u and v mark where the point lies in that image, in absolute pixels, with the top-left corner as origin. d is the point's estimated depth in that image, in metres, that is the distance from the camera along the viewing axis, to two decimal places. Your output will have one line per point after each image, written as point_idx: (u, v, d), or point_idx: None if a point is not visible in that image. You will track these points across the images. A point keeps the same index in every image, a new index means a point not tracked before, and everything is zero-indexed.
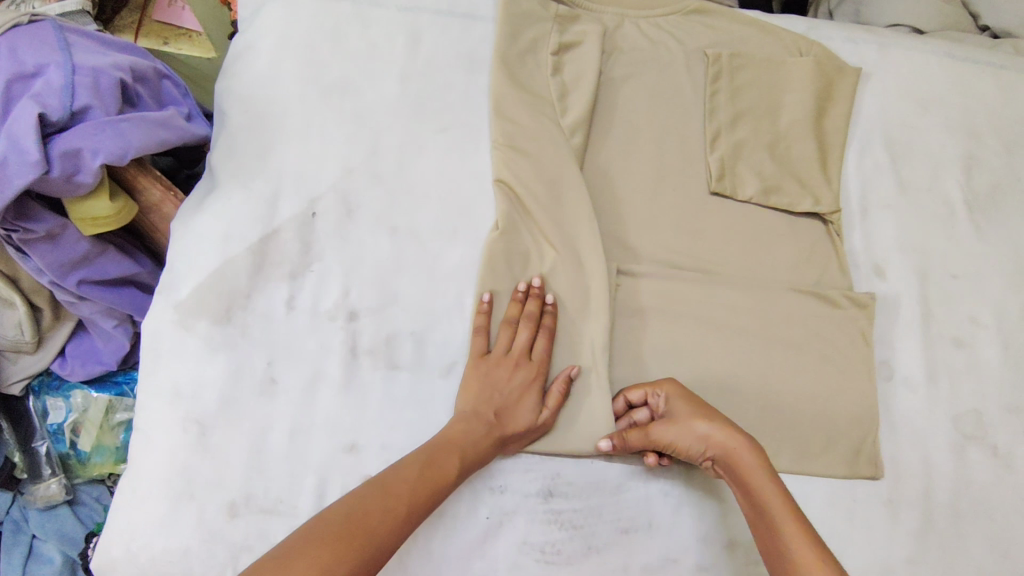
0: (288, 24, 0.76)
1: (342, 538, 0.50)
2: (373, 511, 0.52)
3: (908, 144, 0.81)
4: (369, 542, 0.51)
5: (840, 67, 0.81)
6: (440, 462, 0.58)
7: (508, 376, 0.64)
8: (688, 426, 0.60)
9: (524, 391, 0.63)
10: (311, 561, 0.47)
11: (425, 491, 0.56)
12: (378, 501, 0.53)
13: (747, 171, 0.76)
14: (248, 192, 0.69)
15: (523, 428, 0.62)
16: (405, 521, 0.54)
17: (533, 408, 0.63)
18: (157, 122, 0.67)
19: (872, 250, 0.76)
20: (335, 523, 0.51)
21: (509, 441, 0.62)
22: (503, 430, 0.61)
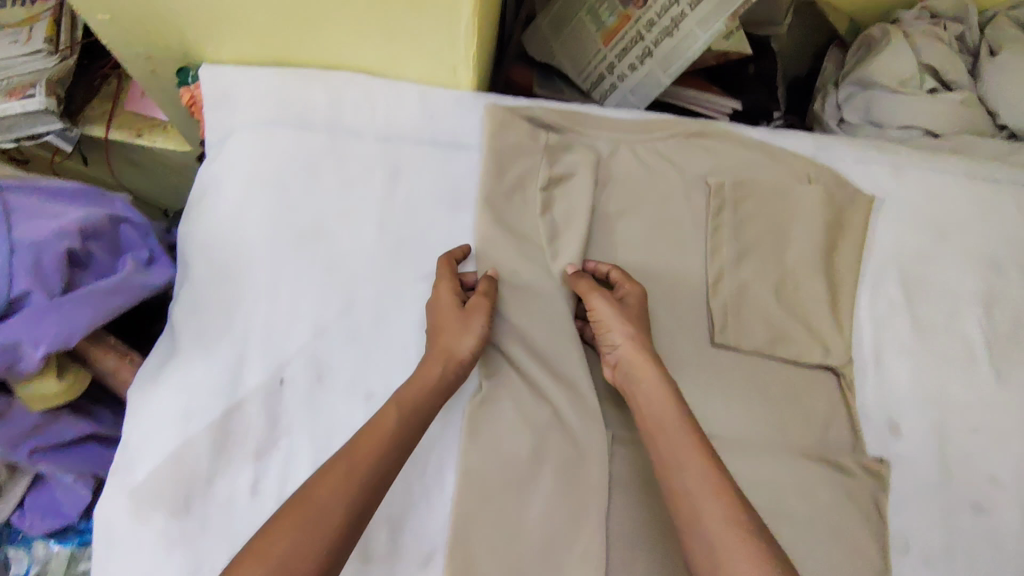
0: (255, 159, 0.71)
1: (283, 521, 0.49)
2: (313, 489, 0.51)
3: (925, 278, 0.76)
4: (307, 525, 0.49)
5: (851, 196, 0.76)
6: (370, 442, 0.55)
7: (432, 313, 0.63)
8: (626, 335, 0.63)
9: (449, 320, 0.62)
10: (256, 557, 0.47)
11: (366, 449, 0.54)
12: (319, 481, 0.52)
13: (751, 318, 0.71)
14: (211, 361, 0.64)
15: (444, 359, 0.60)
16: (345, 494, 0.51)
17: (450, 295, 0.64)
18: (110, 290, 0.62)
19: (883, 404, 0.71)
20: (279, 515, 0.50)
21: (444, 331, 0.61)
22: (422, 380, 0.59)
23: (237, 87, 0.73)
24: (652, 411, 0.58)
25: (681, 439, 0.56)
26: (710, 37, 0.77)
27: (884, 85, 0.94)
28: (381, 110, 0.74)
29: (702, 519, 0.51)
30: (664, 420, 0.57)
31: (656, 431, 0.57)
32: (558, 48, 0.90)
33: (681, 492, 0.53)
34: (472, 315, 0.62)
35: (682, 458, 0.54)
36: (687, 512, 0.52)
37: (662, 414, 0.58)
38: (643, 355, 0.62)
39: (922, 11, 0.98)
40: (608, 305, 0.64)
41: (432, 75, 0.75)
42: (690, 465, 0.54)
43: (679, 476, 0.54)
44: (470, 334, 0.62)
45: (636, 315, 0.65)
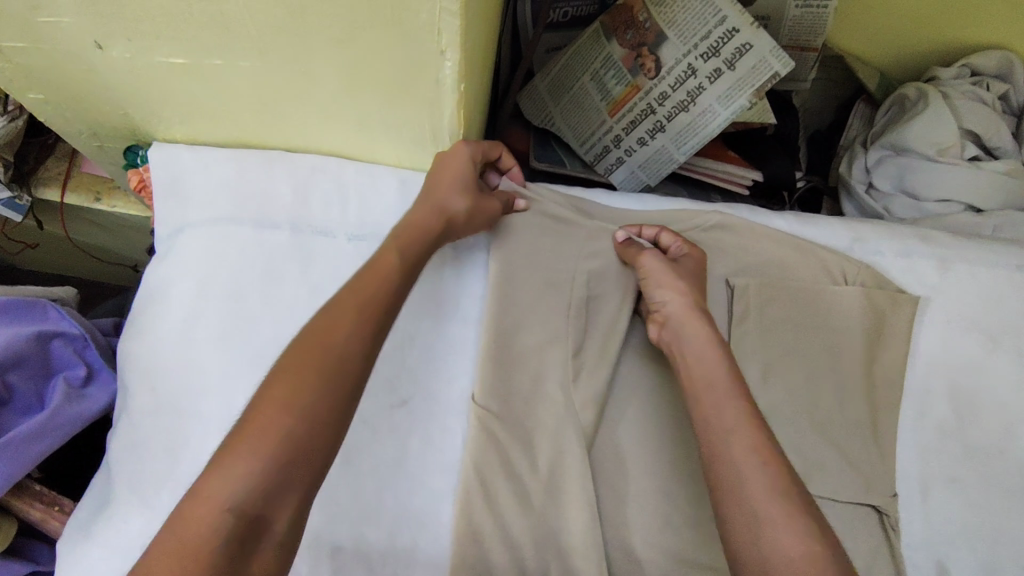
0: (209, 264, 0.62)
1: (295, 362, 0.45)
2: (323, 326, 0.47)
3: (975, 392, 0.66)
4: (326, 364, 0.45)
5: (893, 298, 0.66)
6: (370, 285, 0.51)
7: (458, 161, 0.58)
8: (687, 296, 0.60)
9: (460, 177, 0.58)
10: (271, 403, 0.43)
11: (371, 284, 0.51)
12: (324, 317, 0.48)
13: (781, 446, 0.61)
14: (149, 511, 0.55)
15: (437, 210, 0.57)
16: (365, 336, 0.48)
17: (472, 160, 0.60)
18: (32, 437, 0.54)
19: (932, 545, 0.62)
20: (288, 354, 0.46)
21: (453, 197, 0.58)
22: (418, 226, 0.56)
23: (193, 177, 0.65)
24: (697, 367, 0.55)
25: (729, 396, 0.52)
26: (732, 114, 0.69)
27: (918, 153, 0.85)
28: (356, 202, 0.64)
29: (745, 481, 0.46)
30: (706, 374, 0.54)
31: (696, 390, 0.53)
32: (558, 114, 0.80)
33: (725, 445, 0.48)
34: (487, 200, 0.61)
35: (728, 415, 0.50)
36: (730, 472, 0.47)
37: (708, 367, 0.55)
38: (699, 320, 0.58)
39: (961, 69, 0.88)
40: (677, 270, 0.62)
41: (414, 160, 0.65)
42: (737, 424, 0.49)
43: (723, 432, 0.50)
44: (476, 212, 0.59)
45: (688, 274, 0.62)
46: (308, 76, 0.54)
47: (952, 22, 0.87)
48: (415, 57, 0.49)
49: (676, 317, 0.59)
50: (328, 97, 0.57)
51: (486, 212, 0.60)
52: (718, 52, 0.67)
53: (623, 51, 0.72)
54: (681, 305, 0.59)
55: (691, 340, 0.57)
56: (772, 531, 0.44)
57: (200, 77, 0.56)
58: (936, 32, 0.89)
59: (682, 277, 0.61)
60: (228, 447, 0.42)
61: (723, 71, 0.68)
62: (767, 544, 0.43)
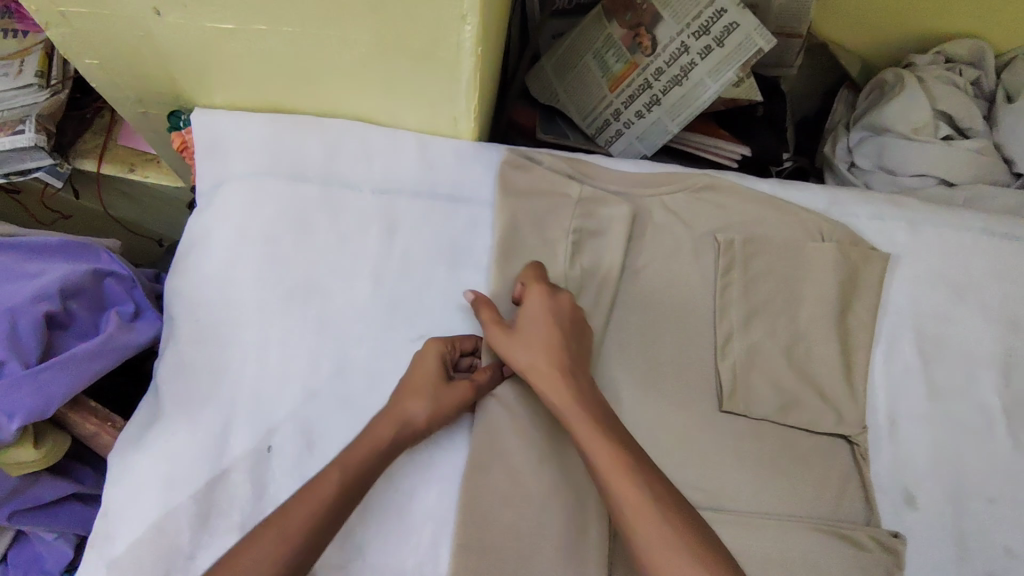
0: (247, 213, 0.68)
1: (271, 524, 0.51)
2: (312, 493, 0.53)
3: (940, 340, 0.73)
4: (266, 559, 0.49)
5: (866, 254, 0.73)
6: (361, 453, 0.56)
7: (427, 366, 0.62)
8: (541, 350, 0.61)
9: (427, 380, 0.61)
10: (242, 560, 0.49)
11: (362, 452, 0.56)
12: (318, 486, 0.54)
13: (762, 381, 0.68)
14: (194, 427, 0.61)
15: (395, 423, 0.58)
16: (343, 495, 0.54)
17: (434, 360, 0.62)
18: (90, 353, 0.60)
19: (899, 474, 0.68)
20: (266, 522, 0.52)
21: (410, 408, 0.59)
22: (371, 440, 0.57)
23: (232, 134, 0.71)
24: (589, 453, 0.56)
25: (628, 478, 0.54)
26: (721, 88, 0.76)
27: (896, 132, 0.91)
28: (379, 162, 0.71)
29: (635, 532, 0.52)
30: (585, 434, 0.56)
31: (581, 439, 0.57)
32: (564, 94, 0.86)
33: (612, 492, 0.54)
34: (451, 390, 0.61)
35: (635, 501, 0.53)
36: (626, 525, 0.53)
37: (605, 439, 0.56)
38: (547, 363, 0.60)
39: (937, 55, 0.95)
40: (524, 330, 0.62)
41: (431, 125, 0.72)
42: (614, 477, 0.54)
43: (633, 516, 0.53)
44: (435, 404, 0.60)
45: (538, 314, 0.62)
46: (342, 42, 0.61)
47: (928, 12, 0.94)
48: (439, 23, 0.56)
49: (537, 374, 0.60)
50: (358, 63, 0.64)
51: (461, 403, 0.62)
52: (708, 31, 0.75)
53: (623, 31, 0.79)
54: (528, 358, 0.61)
55: (551, 390, 0.59)
56: None
57: (245, 42, 0.63)
58: (915, 22, 0.96)
59: (532, 332, 0.61)
60: None
61: (713, 48, 0.75)
62: None
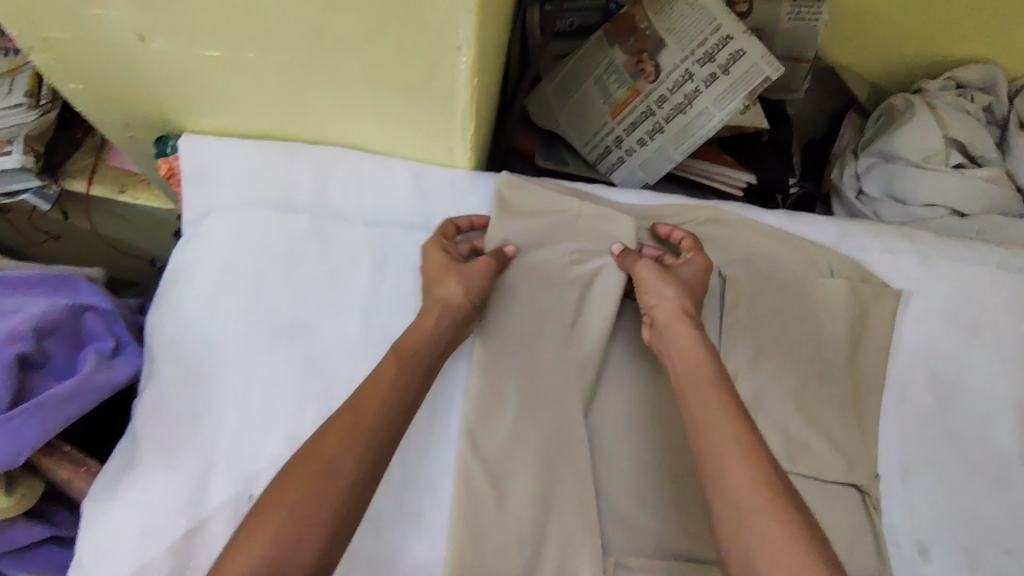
0: (234, 244, 0.66)
1: (301, 467, 0.49)
2: (334, 436, 0.50)
3: (954, 382, 0.70)
4: (336, 451, 0.50)
5: (877, 290, 0.70)
6: (372, 398, 0.53)
7: (438, 255, 0.64)
8: (687, 302, 0.62)
9: (443, 265, 0.63)
10: (276, 505, 0.46)
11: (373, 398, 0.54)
12: (340, 426, 0.51)
13: (768, 427, 0.65)
14: (172, 472, 0.58)
15: (438, 307, 0.60)
16: (365, 440, 0.51)
17: (437, 249, 0.64)
18: (62, 398, 0.57)
19: (912, 525, 0.65)
20: (297, 465, 0.49)
21: (443, 290, 0.61)
22: (420, 327, 0.60)
23: (218, 164, 0.69)
24: (705, 420, 0.53)
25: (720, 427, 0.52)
26: (726, 117, 0.73)
27: (906, 159, 0.89)
28: (372, 192, 0.69)
29: (748, 519, 0.47)
30: (700, 401, 0.54)
31: (694, 409, 0.54)
32: (563, 117, 0.84)
33: (717, 465, 0.50)
34: (471, 263, 0.63)
35: (732, 454, 0.50)
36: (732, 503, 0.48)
37: (704, 396, 0.54)
38: (685, 326, 0.60)
39: (948, 81, 0.92)
40: (659, 274, 0.63)
41: (426, 153, 0.69)
42: (725, 450, 0.50)
43: (721, 460, 0.50)
44: (465, 275, 0.62)
45: (684, 282, 0.63)
46: (333, 71, 0.58)
47: (939, 37, 0.92)
48: (434, 53, 0.54)
49: (669, 323, 0.61)
50: (351, 91, 0.61)
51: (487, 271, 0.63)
52: (713, 58, 0.73)
53: (625, 56, 0.77)
54: (670, 306, 0.61)
55: (675, 357, 0.59)
56: (750, 525, 0.46)
57: (231, 69, 0.61)
58: (925, 48, 0.94)
59: (692, 289, 0.63)
60: (249, 528, 0.46)
61: (718, 76, 0.73)
62: (748, 539, 0.46)
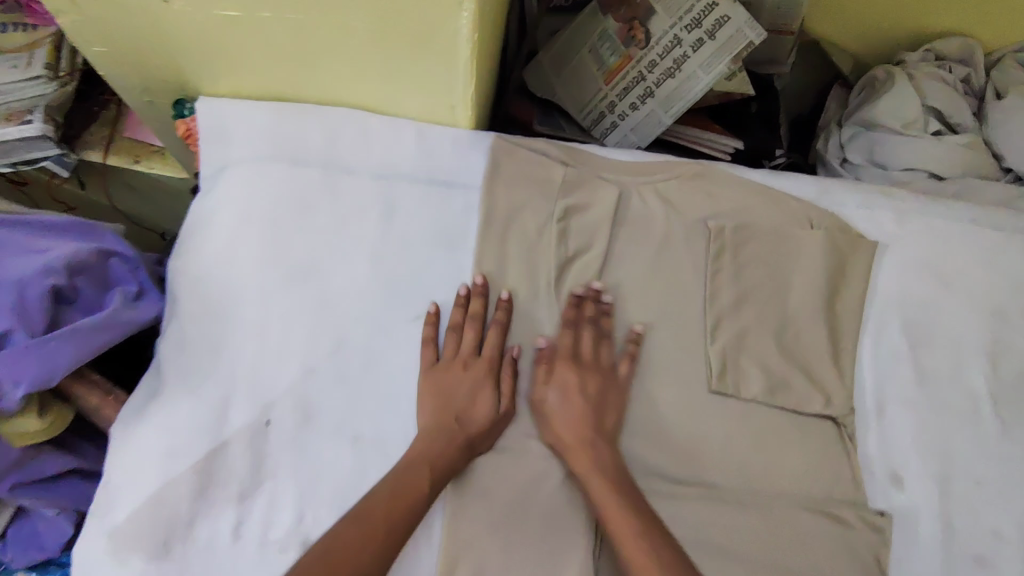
0: (249, 195, 0.70)
1: (327, 565, 0.53)
2: (350, 544, 0.55)
3: (927, 326, 0.75)
4: (373, 552, 0.55)
5: (854, 241, 0.75)
6: (404, 497, 0.58)
7: (456, 381, 0.65)
8: (572, 424, 0.64)
9: (476, 384, 0.65)
10: None
11: (399, 506, 0.57)
12: (353, 531, 0.55)
13: (752, 364, 0.69)
14: (195, 398, 0.63)
15: (484, 433, 0.64)
16: (382, 546, 0.55)
17: (468, 392, 0.64)
18: (97, 326, 0.60)
19: (887, 454, 0.70)
20: (313, 561, 0.53)
21: (477, 445, 0.64)
22: (452, 459, 0.61)
23: (235, 122, 0.73)
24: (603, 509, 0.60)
25: (621, 519, 0.58)
26: (712, 80, 0.78)
27: (889, 127, 0.93)
28: (378, 148, 0.73)
29: None
30: (604, 493, 0.60)
31: (602, 503, 0.60)
32: (559, 85, 0.88)
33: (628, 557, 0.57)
34: (503, 379, 0.66)
35: (628, 542, 0.57)
36: None
37: (614, 511, 0.59)
38: (579, 406, 0.64)
39: (926, 53, 0.97)
40: (558, 401, 0.65)
41: (430, 113, 0.74)
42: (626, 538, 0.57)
43: (627, 545, 0.57)
44: (498, 390, 0.66)
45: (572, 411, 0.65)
46: (342, 30, 0.63)
47: (917, 10, 0.96)
48: (438, 12, 0.58)
49: (566, 449, 0.63)
50: (358, 50, 0.66)
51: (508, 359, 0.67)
52: (700, 24, 0.77)
53: (618, 25, 0.81)
54: (565, 440, 0.64)
55: (564, 450, 0.63)
56: None
57: (248, 31, 0.65)
58: (904, 22, 0.99)
59: (564, 409, 0.65)
60: None
61: (705, 41, 0.77)
62: None
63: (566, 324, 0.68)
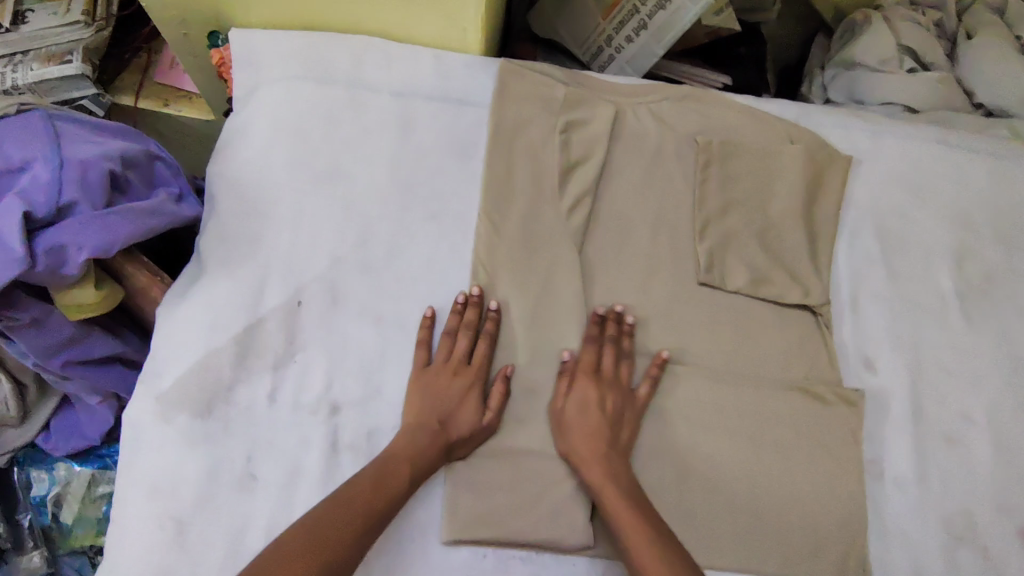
0: (279, 109, 0.77)
1: (304, 550, 0.56)
2: (332, 530, 0.57)
3: (899, 232, 0.81)
4: (348, 535, 0.58)
5: (831, 155, 0.82)
6: (382, 494, 0.61)
7: (447, 385, 0.67)
8: (587, 435, 0.66)
9: (463, 394, 0.67)
10: None
11: (378, 500, 0.60)
12: (336, 520, 0.58)
13: (736, 261, 0.76)
14: (233, 280, 0.69)
15: (470, 439, 0.66)
16: (356, 534, 0.58)
17: (461, 391, 0.67)
18: (146, 211, 0.67)
19: (862, 343, 0.76)
20: (298, 542, 0.56)
21: (457, 449, 0.66)
22: (428, 463, 0.64)
23: (264, 49, 0.79)
24: (630, 535, 0.60)
25: (642, 542, 0.60)
26: (700, 10, 0.83)
27: (866, 66, 1.00)
28: (397, 69, 0.80)
29: None
30: (626, 518, 0.62)
31: (621, 521, 0.62)
32: (561, 25, 0.96)
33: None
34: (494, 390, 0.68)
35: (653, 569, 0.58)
36: None
37: (627, 520, 0.61)
38: (595, 419, 0.66)
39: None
40: (576, 410, 0.67)
41: (445, 39, 0.82)
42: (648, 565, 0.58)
43: (649, 570, 0.58)
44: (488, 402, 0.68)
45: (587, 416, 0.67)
46: None
47: None
48: None
49: (581, 461, 0.65)
50: None
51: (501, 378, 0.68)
52: None
53: None
54: (580, 451, 0.66)
55: (580, 461, 0.65)
56: None
57: None
58: None
59: (581, 421, 0.67)
60: None
61: None
62: None
63: (587, 340, 0.70)
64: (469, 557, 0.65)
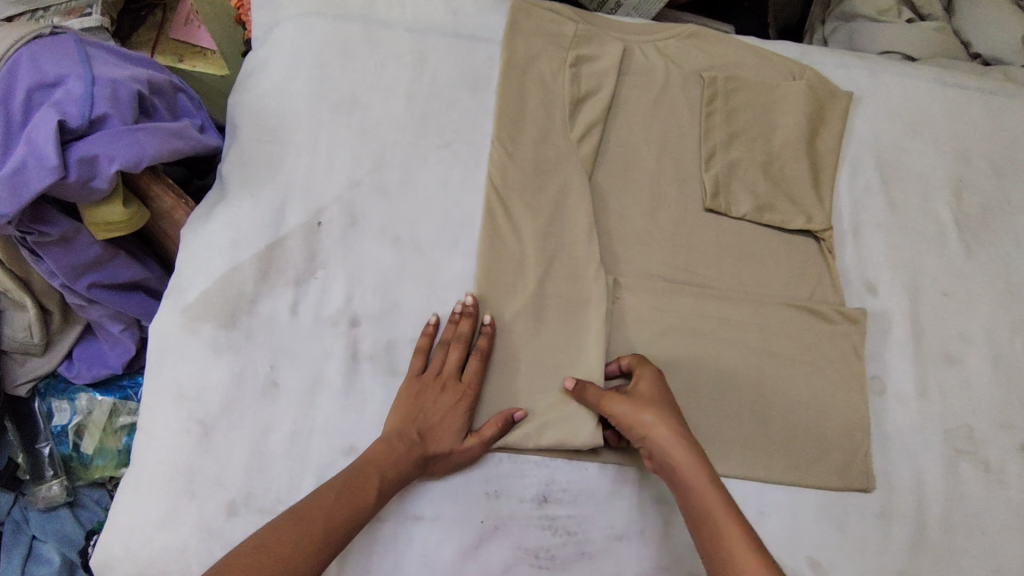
0: (297, 41, 0.79)
1: (261, 560, 0.54)
2: (289, 540, 0.55)
3: (899, 165, 0.84)
4: (304, 550, 0.55)
5: (832, 91, 0.84)
6: (349, 504, 0.59)
7: (432, 398, 0.65)
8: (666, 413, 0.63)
9: (449, 413, 0.65)
10: None
11: (342, 512, 0.58)
12: (292, 530, 0.56)
13: (741, 188, 0.79)
14: (255, 199, 0.72)
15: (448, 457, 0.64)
16: (314, 551, 0.56)
17: (444, 409, 0.65)
18: (172, 132, 0.70)
19: (863, 268, 0.79)
20: (245, 557, 0.54)
21: (433, 463, 0.64)
22: (400, 478, 0.62)
23: None
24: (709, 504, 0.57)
25: (724, 514, 0.56)
26: None
27: (866, 17, 1.03)
28: (411, 7, 0.83)
29: None
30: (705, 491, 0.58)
31: (698, 494, 0.58)
32: None
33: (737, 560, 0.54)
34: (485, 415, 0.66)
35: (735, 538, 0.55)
36: None
37: (708, 490, 0.58)
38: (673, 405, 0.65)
39: None
40: (654, 390, 0.64)
41: None
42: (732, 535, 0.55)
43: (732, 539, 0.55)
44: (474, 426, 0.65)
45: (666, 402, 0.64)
46: None
47: None
48: None
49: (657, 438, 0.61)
50: None
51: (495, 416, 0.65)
52: None
53: None
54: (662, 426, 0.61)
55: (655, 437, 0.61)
56: None
57: None
58: None
59: (660, 399, 0.63)
60: None
61: None
62: None
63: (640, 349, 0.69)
64: (485, 461, 0.66)
